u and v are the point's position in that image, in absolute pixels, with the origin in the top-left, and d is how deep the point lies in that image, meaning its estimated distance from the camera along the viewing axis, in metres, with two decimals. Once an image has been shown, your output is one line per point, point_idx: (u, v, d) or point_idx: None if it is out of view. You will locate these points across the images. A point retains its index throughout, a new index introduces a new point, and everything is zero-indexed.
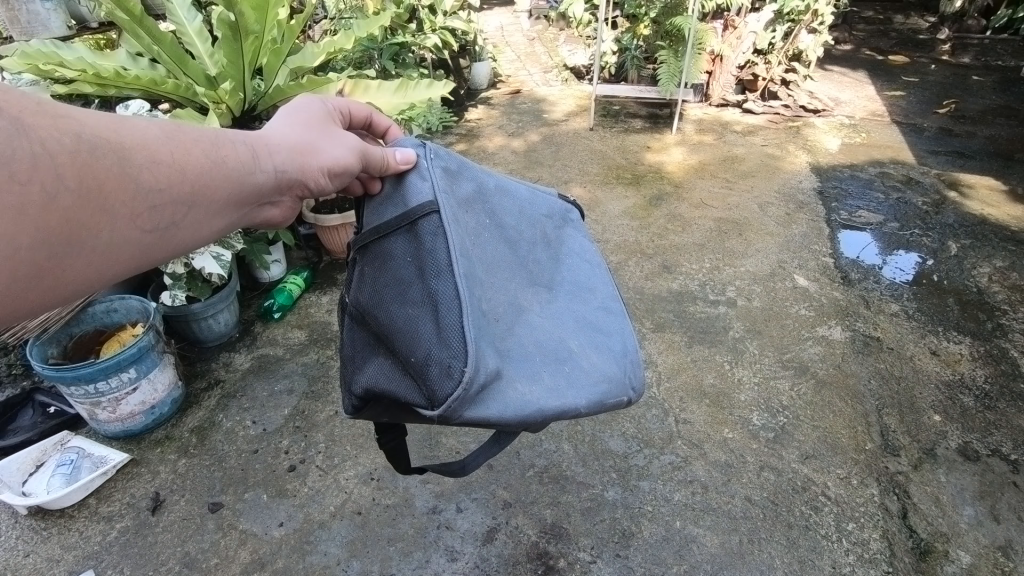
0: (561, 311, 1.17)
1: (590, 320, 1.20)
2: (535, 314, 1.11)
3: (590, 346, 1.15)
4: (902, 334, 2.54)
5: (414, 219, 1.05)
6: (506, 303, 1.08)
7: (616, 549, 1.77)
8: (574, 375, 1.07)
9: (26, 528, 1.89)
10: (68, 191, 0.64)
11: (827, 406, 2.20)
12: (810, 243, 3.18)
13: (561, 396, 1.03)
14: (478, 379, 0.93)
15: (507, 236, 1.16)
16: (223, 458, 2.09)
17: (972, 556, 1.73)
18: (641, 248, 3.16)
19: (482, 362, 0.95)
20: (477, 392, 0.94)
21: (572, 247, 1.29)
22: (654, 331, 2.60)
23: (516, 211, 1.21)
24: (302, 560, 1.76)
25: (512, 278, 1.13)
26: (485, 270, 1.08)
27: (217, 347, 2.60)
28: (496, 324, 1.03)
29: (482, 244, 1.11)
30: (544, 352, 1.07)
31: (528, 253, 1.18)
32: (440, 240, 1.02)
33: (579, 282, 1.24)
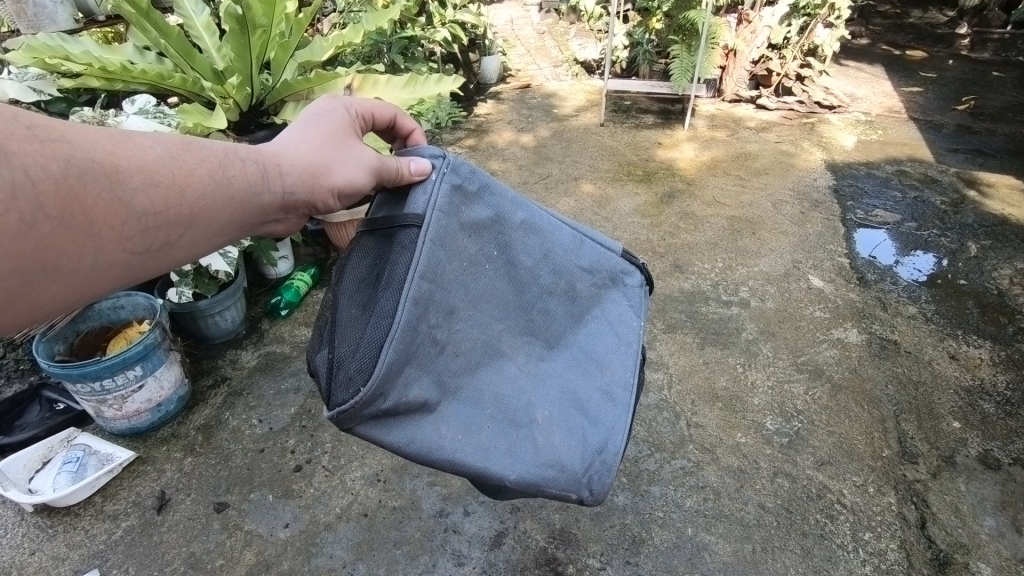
0: (549, 372, 1.13)
1: (581, 396, 1.15)
2: (512, 365, 1.10)
3: (562, 423, 1.11)
4: (921, 338, 2.48)
5: (395, 226, 1.04)
6: (482, 343, 1.07)
7: (626, 555, 1.74)
8: (519, 445, 1.06)
9: (32, 525, 1.88)
10: (49, 219, 0.66)
11: (843, 410, 2.16)
12: (826, 243, 3.11)
13: (486, 458, 1.03)
14: (381, 404, 0.97)
15: (516, 276, 1.12)
16: (229, 458, 2.07)
17: (993, 568, 1.68)
18: (652, 246, 3.11)
19: (397, 389, 0.98)
20: (379, 413, 0.98)
21: (606, 313, 1.23)
22: (666, 332, 2.55)
23: (541, 254, 1.16)
24: (308, 563, 1.75)
25: (500, 316, 1.10)
26: (467, 303, 1.06)
27: (224, 344, 2.58)
28: (453, 358, 1.04)
29: (476, 278, 1.07)
30: (497, 409, 1.06)
31: (537, 302, 1.14)
32: (408, 255, 1.00)
33: (582, 354, 1.18)
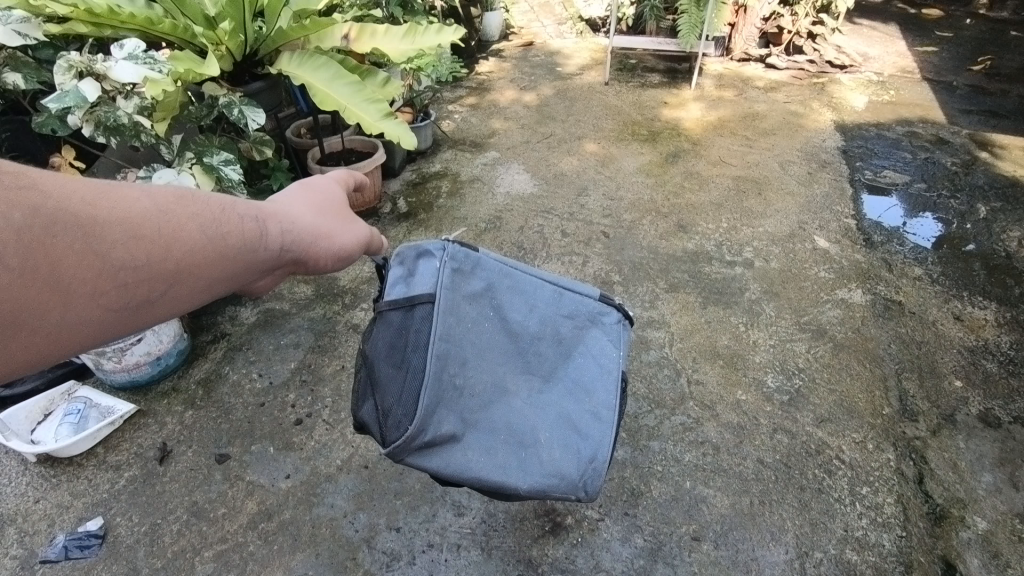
0: (548, 402, 1.21)
1: (576, 418, 1.22)
2: (517, 399, 1.19)
3: (563, 439, 1.20)
4: (926, 299, 2.45)
5: (414, 302, 1.11)
6: (491, 384, 1.16)
7: (625, 507, 1.75)
8: (529, 460, 1.16)
9: (35, 475, 1.89)
10: (13, 270, 0.62)
11: (844, 369, 2.15)
12: (832, 204, 3.06)
13: (506, 473, 1.14)
14: (422, 436, 1.09)
15: (512, 329, 1.20)
16: (229, 411, 2.08)
17: (989, 522, 1.69)
18: (655, 206, 3.06)
19: (432, 426, 1.10)
20: (421, 445, 1.10)
21: (590, 348, 1.27)
22: (668, 291, 2.53)
23: (528, 307, 1.22)
24: (309, 512, 1.76)
25: (503, 363, 1.18)
26: (476, 353, 1.15)
27: (223, 301, 2.56)
28: (469, 399, 1.14)
29: (477, 328, 1.16)
30: (509, 433, 1.16)
31: (534, 347, 1.21)
32: (426, 319, 1.10)
33: (572, 382, 1.24)
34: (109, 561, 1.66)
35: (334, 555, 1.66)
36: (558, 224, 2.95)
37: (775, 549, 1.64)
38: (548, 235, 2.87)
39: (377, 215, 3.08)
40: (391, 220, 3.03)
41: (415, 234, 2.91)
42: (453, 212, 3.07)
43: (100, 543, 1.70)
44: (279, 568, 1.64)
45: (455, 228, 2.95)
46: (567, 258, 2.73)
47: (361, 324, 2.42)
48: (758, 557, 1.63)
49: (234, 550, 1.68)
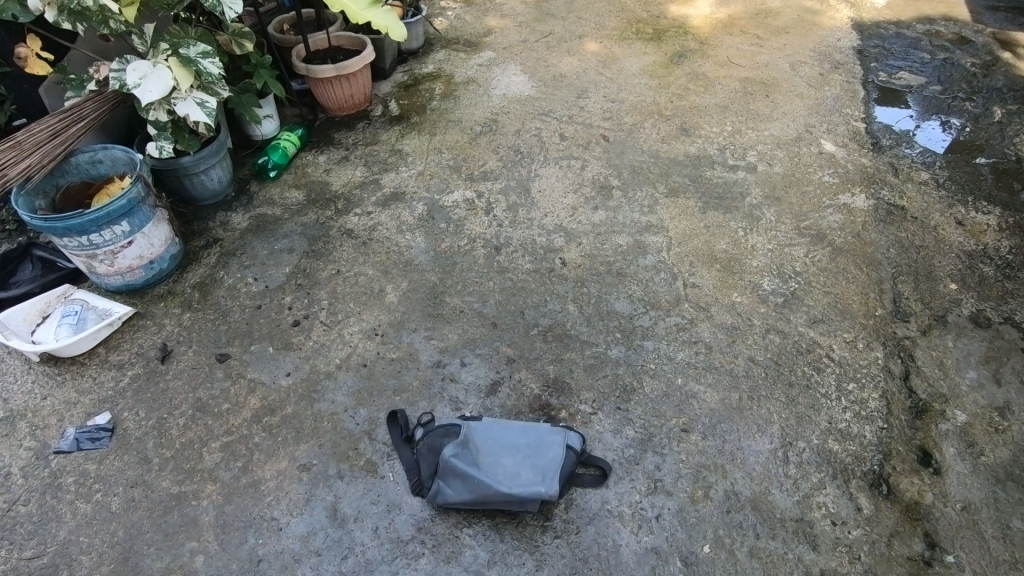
0: (521, 454, 1.56)
1: (537, 461, 1.55)
2: (501, 452, 1.56)
3: (530, 468, 1.54)
4: (929, 204, 2.40)
5: (432, 431, 1.64)
6: (482, 445, 1.57)
7: (617, 402, 1.81)
8: (508, 480, 1.51)
9: (40, 373, 1.93)
10: None
11: (841, 272, 2.15)
12: (842, 107, 2.93)
13: (492, 488, 1.50)
14: (443, 482, 1.54)
15: (495, 430, 1.61)
16: (227, 314, 2.08)
17: (968, 415, 1.74)
18: (657, 109, 2.93)
19: (448, 479, 1.54)
20: (443, 489, 1.54)
21: (547, 437, 1.60)
22: (667, 195, 2.47)
23: (504, 425, 1.63)
24: (311, 407, 1.81)
25: (489, 438, 1.59)
26: (473, 434, 1.60)
27: (213, 206, 2.51)
28: (466, 452, 1.57)
29: (472, 434, 1.60)
30: (496, 467, 1.53)
31: (511, 437, 1.60)
32: (441, 431, 1.63)
33: (545, 444, 1.58)
34: (120, 451, 1.73)
35: (337, 445, 1.73)
36: (556, 128, 2.84)
37: (760, 440, 1.71)
38: (545, 139, 2.77)
39: (368, 119, 2.95)
40: (383, 123, 2.91)
41: (408, 138, 2.81)
42: (447, 115, 2.94)
43: (111, 436, 1.76)
44: (284, 457, 1.71)
45: (449, 132, 2.84)
46: (565, 162, 2.65)
47: (355, 229, 2.38)
48: (743, 446, 1.70)
49: (240, 441, 1.74)
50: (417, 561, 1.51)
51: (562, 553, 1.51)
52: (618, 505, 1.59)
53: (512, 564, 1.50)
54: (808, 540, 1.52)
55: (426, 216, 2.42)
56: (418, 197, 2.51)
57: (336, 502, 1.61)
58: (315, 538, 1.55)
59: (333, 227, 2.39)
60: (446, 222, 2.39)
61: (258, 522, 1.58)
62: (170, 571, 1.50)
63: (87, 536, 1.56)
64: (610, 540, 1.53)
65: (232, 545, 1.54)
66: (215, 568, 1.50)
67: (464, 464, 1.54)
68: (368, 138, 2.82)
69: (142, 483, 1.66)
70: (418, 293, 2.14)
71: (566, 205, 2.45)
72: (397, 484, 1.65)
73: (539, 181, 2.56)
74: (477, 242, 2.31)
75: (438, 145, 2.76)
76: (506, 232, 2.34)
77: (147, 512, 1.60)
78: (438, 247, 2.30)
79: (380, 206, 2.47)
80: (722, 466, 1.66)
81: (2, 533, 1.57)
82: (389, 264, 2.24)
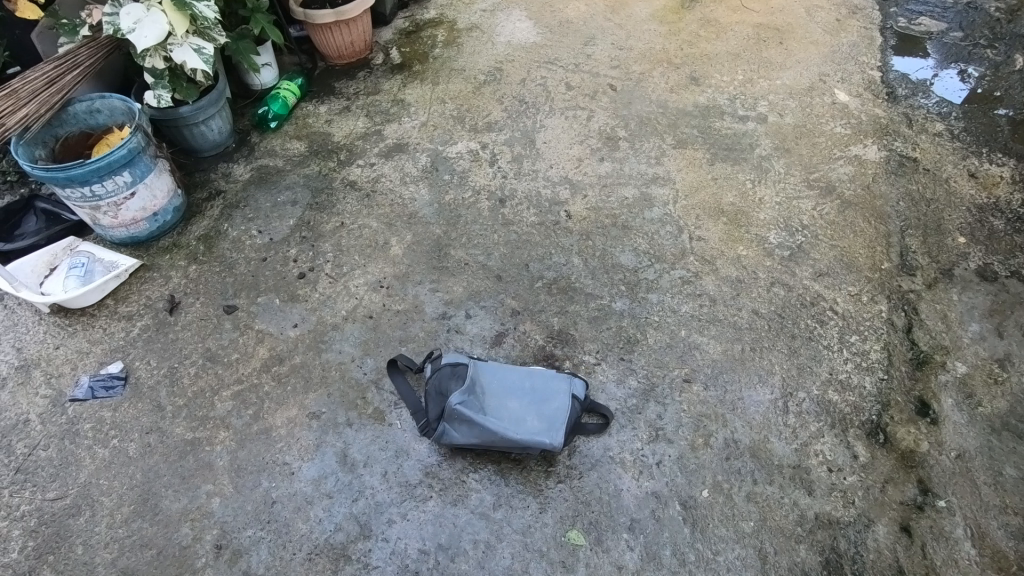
0: (527, 403, 1.60)
1: (543, 411, 1.59)
2: (506, 400, 1.60)
3: (536, 418, 1.58)
4: (942, 155, 2.35)
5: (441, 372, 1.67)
6: (489, 392, 1.61)
7: (621, 353, 1.83)
8: (514, 427, 1.55)
9: (51, 324, 1.95)
10: None
11: (849, 226, 2.13)
12: (859, 54, 2.83)
13: (497, 434, 1.54)
14: (449, 421, 1.58)
15: (503, 377, 1.65)
16: (233, 266, 2.09)
17: (968, 367, 1.75)
18: (667, 57, 2.84)
19: (454, 418, 1.57)
20: (448, 428, 1.58)
21: (555, 387, 1.63)
22: (675, 147, 2.43)
23: (512, 372, 1.66)
24: (319, 357, 1.84)
25: (496, 385, 1.63)
26: (480, 380, 1.64)
27: (214, 157, 2.48)
28: (472, 398, 1.60)
29: (480, 381, 1.63)
30: (502, 415, 1.57)
31: (518, 386, 1.63)
32: (449, 373, 1.66)
33: (552, 394, 1.62)
34: (134, 399, 1.77)
35: (345, 394, 1.76)
36: (562, 77, 2.76)
37: (761, 390, 1.74)
38: (551, 88, 2.70)
39: (369, 67, 2.87)
40: (384, 72, 2.84)
41: (411, 88, 2.74)
42: (450, 64, 2.86)
43: (124, 384, 1.80)
44: (294, 406, 1.74)
45: (452, 81, 2.77)
46: (571, 112, 2.59)
47: (358, 181, 2.35)
48: (744, 396, 1.73)
49: (251, 390, 1.78)
50: (424, 503, 1.56)
51: (565, 496, 1.56)
52: (620, 452, 1.63)
53: (517, 506, 1.55)
54: (804, 486, 1.57)
55: (429, 168, 2.39)
56: (421, 148, 2.47)
57: (346, 448, 1.66)
58: (326, 482, 1.60)
59: (336, 179, 2.36)
60: (450, 174, 2.36)
61: (271, 466, 1.63)
62: (188, 512, 1.56)
63: (107, 478, 1.62)
64: (612, 485, 1.58)
65: (247, 487, 1.60)
66: (231, 509, 1.56)
67: (470, 410, 1.57)
68: (369, 88, 2.76)
69: (157, 430, 1.71)
70: (423, 245, 2.13)
71: (571, 156, 2.41)
72: (405, 431, 1.69)
73: (545, 132, 2.51)
74: (481, 195, 2.29)
75: (441, 95, 2.70)
76: (511, 185, 2.31)
77: (164, 456, 1.66)
78: (442, 199, 2.28)
79: (383, 158, 2.44)
80: (723, 416, 1.69)
81: (25, 475, 1.63)
82: (393, 216, 2.23)
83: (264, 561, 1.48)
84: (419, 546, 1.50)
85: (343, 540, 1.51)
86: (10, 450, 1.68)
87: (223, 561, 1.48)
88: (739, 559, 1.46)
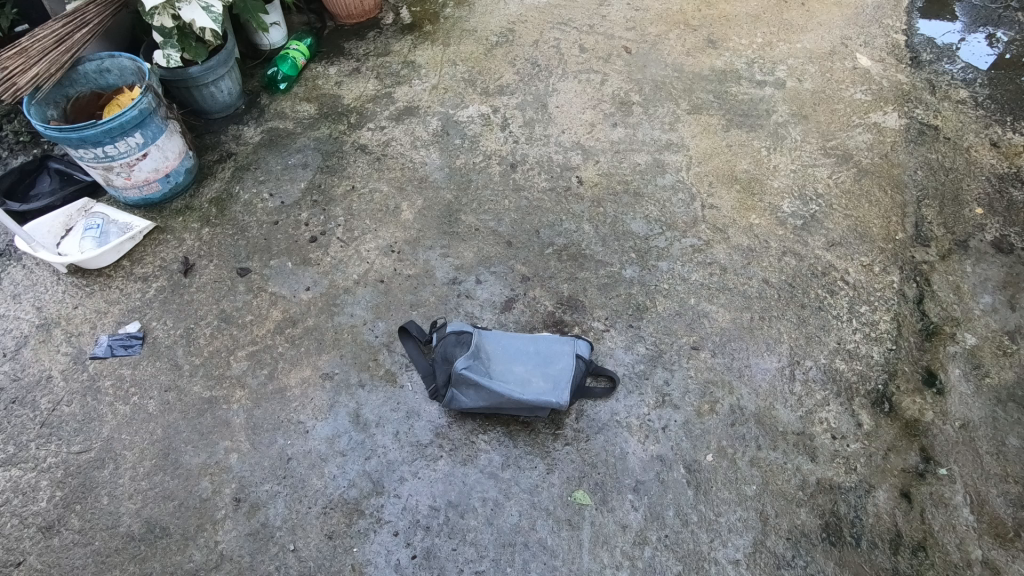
0: (532, 365, 1.63)
1: (548, 373, 1.61)
2: (511, 364, 1.63)
3: (542, 380, 1.60)
4: (965, 123, 2.28)
5: (446, 339, 1.69)
6: (494, 356, 1.64)
7: (630, 320, 1.84)
8: (521, 390, 1.57)
9: (69, 284, 1.99)
10: None
11: (864, 195, 2.10)
12: (883, 17, 2.73)
13: (505, 396, 1.56)
14: (457, 384, 1.60)
15: (506, 343, 1.67)
16: (245, 229, 2.11)
17: (977, 338, 1.75)
18: (684, 18, 2.76)
19: (461, 383, 1.59)
20: (456, 393, 1.60)
21: (558, 350, 1.66)
22: (690, 113, 2.38)
23: (515, 338, 1.69)
24: (331, 320, 1.87)
25: (501, 351, 1.65)
26: (485, 346, 1.66)
27: (225, 119, 2.47)
28: (478, 363, 1.62)
29: (483, 347, 1.66)
30: (508, 378, 1.60)
31: (522, 350, 1.66)
32: (454, 339, 1.68)
33: (555, 356, 1.64)
34: (152, 358, 1.81)
35: (357, 356, 1.80)
36: (576, 38, 2.69)
37: (769, 358, 1.75)
38: (564, 51, 2.64)
39: (379, 27, 2.82)
40: (394, 33, 2.78)
41: (421, 49, 2.69)
42: (461, 24, 2.80)
43: (142, 344, 1.84)
44: (308, 367, 1.78)
45: (463, 43, 2.71)
46: (584, 75, 2.54)
47: (368, 144, 2.34)
48: (751, 364, 1.74)
49: (265, 350, 1.82)
50: (435, 462, 1.61)
51: (572, 458, 1.60)
52: (627, 417, 1.66)
53: (525, 467, 1.59)
54: (807, 452, 1.59)
55: (440, 132, 2.37)
56: (432, 111, 2.44)
57: (359, 408, 1.70)
58: (340, 441, 1.65)
59: (346, 143, 2.35)
60: (461, 138, 2.34)
61: (286, 424, 1.68)
62: (207, 466, 1.62)
63: (129, 433, 1.68)
64: (618, 448, 1.61)
65: (263, 444, 1.65)
66: (248, 465, 1.62)
67: (477, 374, 1.59)
68: (379, 48, 2.71)
69: (175, 388, 1.75)
70: (433, 210, 2.13)
71: (584, 121, 2.37)
72: (416, 393, 1.72)
73: (557, 96, 2.47)
74: (492, 160, 2.27)
75: (452, 56, 2.65)
76: (522, 149, 2.29)
77: (183, 413, 1.71)
78: (453, 164, 2.26)
79: (393, 121, 2.41)
80: (729, 383, 1.71)
81: (51, 429, 1.69)
82: (403, 180, 2.22)
83: (281, 513, 1.54)
84: (429, 502, 1.55)
85: (356, 496, 1.56)
86: (35, 405, 1.73)
87: (242, 513, 1.54)
88: (740, 521, 1.50)
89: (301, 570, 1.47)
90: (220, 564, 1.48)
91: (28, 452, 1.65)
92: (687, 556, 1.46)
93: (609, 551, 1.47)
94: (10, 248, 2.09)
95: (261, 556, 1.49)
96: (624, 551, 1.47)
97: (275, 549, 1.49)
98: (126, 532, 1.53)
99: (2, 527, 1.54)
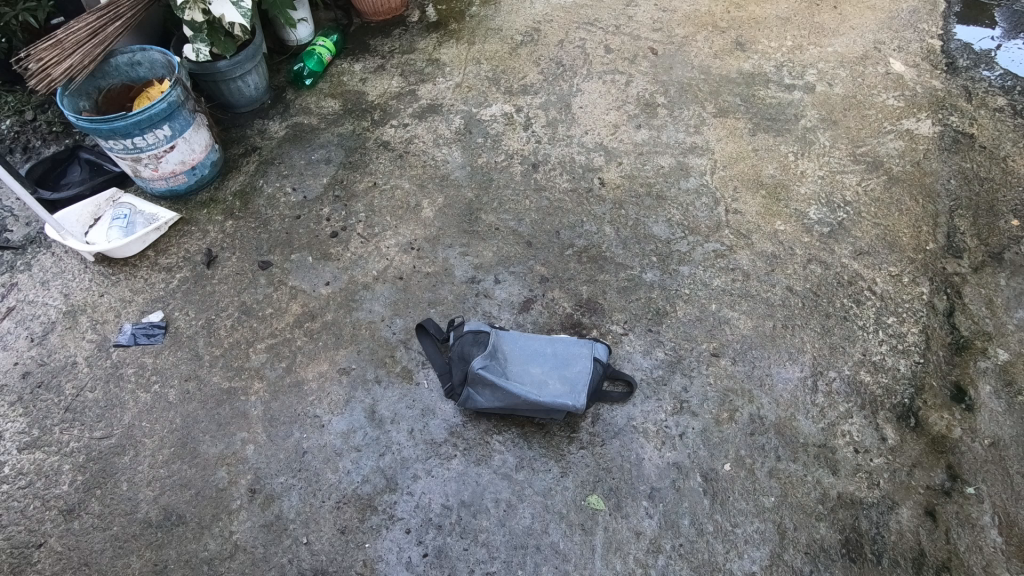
0: (549, 368, 1.61)
1: (565, 375, 1.59)
2: (529, 366, 1.61)
3: (560, 383, 1.58)
4: (1002, 132, 2.21)
5: (463, 339, 1.68)
6: (512, 358, 1.63)
7: (649, 324, 1.82)
8: (537, 392, 1.56)
9: (96, 273, 2.02)
10: None
11: (893, 203, 2.05)
12: (919, 21, 2.65)
13: (521, 398, 1.55)
14: (473, 383, 1.59)
15: (524, 344, 1.66)
16: (267, 223, 2.13)
17: (1011, 354, 1.69)
18: (712, 20, 2.72)
19: (477, 384, 1.59)
20: (472, 391, 1.60)
21: (574, 352, 1.64)
22: (716, 116, 2.35)
23: (533, 340, 1.67)
24: (350, 315, 1.88)
25: (518, 352, 1.64)
26: (502, 345, 1.65)
27: (250, 113, 2.49)
28: (495, 364, 1.61)
29: (500, 348, 1.65)
30: (524, 380, 1.58)
31: (540, 352, 1.64)
32: (471, 340, 1.67)
33: (572, 359, 1.62)
34: (174, 347, 1.84)
35: (374, 352, 1.80)
36: (602, 38, 2.67)
37: (791, 367, 1.72)
38: (590, 51, 2.62)
39: (404, 25, 2.82)
40: (420, 31, 2.78)
41: (446, 47, 2.69)
42: (486, 23, 2.80)
43: (164, 333, 1.87)
44: (325, 361, 1.79)
45: (488, 41, 2.71)
46: (609, 76, 2.52)
47: (391, 141, 2.35)
48: (773, 373, 1.71)
49: (284, 344, 1.83)
50: (449, 461, 1.60)
51: (587, 462, 1.59)
52: (644, 422, 1.64)
53: (539, 469, 1.58)
54: (829, 465, 1.56)
55: (463, 130, 2.36)
56: (455, 110, 2.44)
57: (374, 404, 1.70)
58: (355, 436, 1.65)
59: (369, 139, 2.36)
60: (483, 137, 2.34)
61: (302, 417, 1.69)
62: (224, 456, 1.63)
63: (149, 421, 1.70)
64: (634, 454, 1.59)
65: (279, 437, 1.66)
66: (264, 456, 1.63)
67: (493, 374, 1.58)
68: (405, 46, 2.71)
69: (195, 377, 1.78)
70: (454, 209, 2.13)
71: (607, 122, 2.35)
72: (431, 391, 1.72)
73: (581, 96, 2.45)
74: (514, 159, 2.26)
75: (476, 55, 2.65)
76: (545, 149, 2.28)
77: (201, 403, 1.73)
78: (474, 163, 2.26)
79: (416, 118, 2.42)
80: (749, 391, 1.68)
81: (74, 414, 1.72)
82: (425, 178, 2.22)
83: (295, 506, 1.55)
84: (442, 501, 1.55)
85: (370, 492, 1.57)
86: (60, 390, 1.77)
87: (257, 504, 1.56)
88: (757, 533, 1.47)
89: (313, 563, 1.47)
90: (234, 554, 1.49)
91: (51, 436, 1.68)
92: (702, 566, 1.43)
93: (622, 559, 1.45)
94: (40, 236, 2.14)
95: (274, 548, 1.50)
96: (638, 558, 1.45)
97: (289, 542, 1.50)
98: (144, 518, 1.55)
99: (25, 508, 1.57)
